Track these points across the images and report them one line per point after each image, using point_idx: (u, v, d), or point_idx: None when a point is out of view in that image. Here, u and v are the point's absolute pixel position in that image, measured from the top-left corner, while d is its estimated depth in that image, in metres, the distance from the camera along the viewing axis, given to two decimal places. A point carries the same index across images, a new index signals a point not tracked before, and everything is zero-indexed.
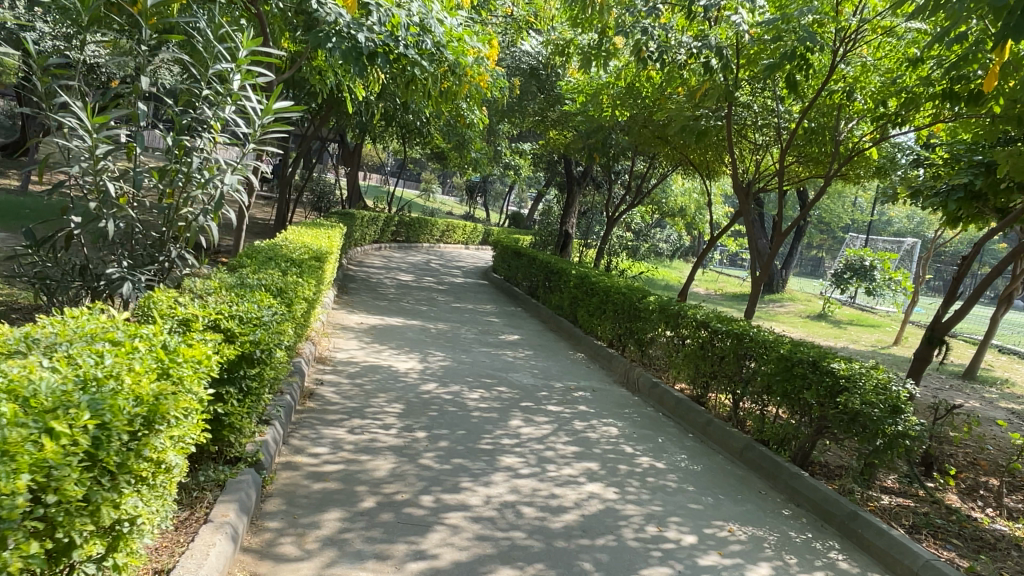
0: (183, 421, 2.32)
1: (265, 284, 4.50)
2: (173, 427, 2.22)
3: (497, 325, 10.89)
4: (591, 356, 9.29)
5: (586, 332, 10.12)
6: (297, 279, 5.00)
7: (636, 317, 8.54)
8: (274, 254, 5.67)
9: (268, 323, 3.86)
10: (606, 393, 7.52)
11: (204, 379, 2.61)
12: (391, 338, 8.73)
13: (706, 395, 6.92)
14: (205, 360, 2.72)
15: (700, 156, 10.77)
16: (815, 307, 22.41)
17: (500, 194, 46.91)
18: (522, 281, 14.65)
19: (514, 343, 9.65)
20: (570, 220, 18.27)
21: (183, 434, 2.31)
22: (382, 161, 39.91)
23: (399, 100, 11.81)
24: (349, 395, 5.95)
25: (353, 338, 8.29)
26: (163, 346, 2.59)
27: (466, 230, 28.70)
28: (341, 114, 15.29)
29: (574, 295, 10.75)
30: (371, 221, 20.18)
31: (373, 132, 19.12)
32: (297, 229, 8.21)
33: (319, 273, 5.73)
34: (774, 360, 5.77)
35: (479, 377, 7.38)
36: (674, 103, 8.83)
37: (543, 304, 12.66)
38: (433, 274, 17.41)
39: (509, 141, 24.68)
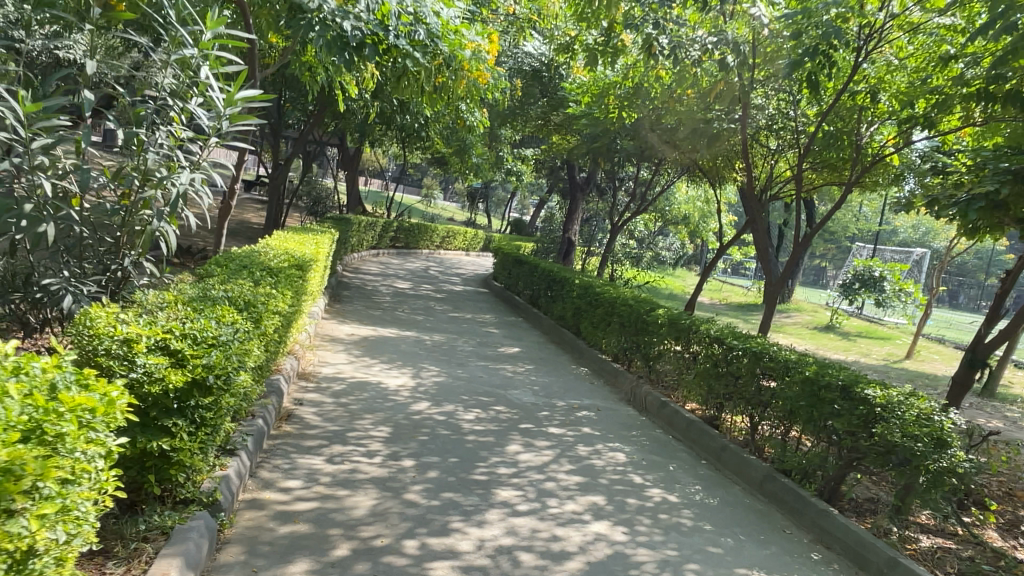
0: (59, 493, 1.87)
1: (232, 296, 4.00)
2: (36, 504, 1.79)
3: (495, 337, 10.37)
4: (594, 371, 8.76)
5: (590, 345, 9.60)
6: (271, 290, 4.51)
7: (644, 331, 8.01)
8: (250, 262, 5.18)
9: (227, 343, 3.35)
10: (611, 413, 7.00)
11: (104, 427, 2.13)
12: (383, 351, 8.22)
13: (720, 417, 6.39)
14: (114, 400, 2.23)
15: (709, 162, 10.29)
16: (823, 318, 21.86)
17: (501, 201, 46.46)
18: (523, 289, 14.14)
19: (514, 356, 9.14)
20: (573, 227, 17.79)
21: (58, 510, 1.87)
22: (383, 167, 39.49)
23: (395, 99, 11.35)
24: (332, 418, 5.43)
25: (341, 351, 7.77)
26: (50, 388, 2.08)
27: (466, 237, 28.23)
28: (337, 115, 14.86)
29: (577, 305, 10.22)
30: (368, 226, 19.71)
31: (372, 136, 18.70)
32: (283, 233, 7.73)
33: (299, 284, 5.25)
34: (798, 383, 5.26)
35: (475, 395, 6.86)
36: (685, 105, 8.34)
37: (544, 315, 12.14)
38: (431, 281, 16.91)
39: (511, 146, 24.25)
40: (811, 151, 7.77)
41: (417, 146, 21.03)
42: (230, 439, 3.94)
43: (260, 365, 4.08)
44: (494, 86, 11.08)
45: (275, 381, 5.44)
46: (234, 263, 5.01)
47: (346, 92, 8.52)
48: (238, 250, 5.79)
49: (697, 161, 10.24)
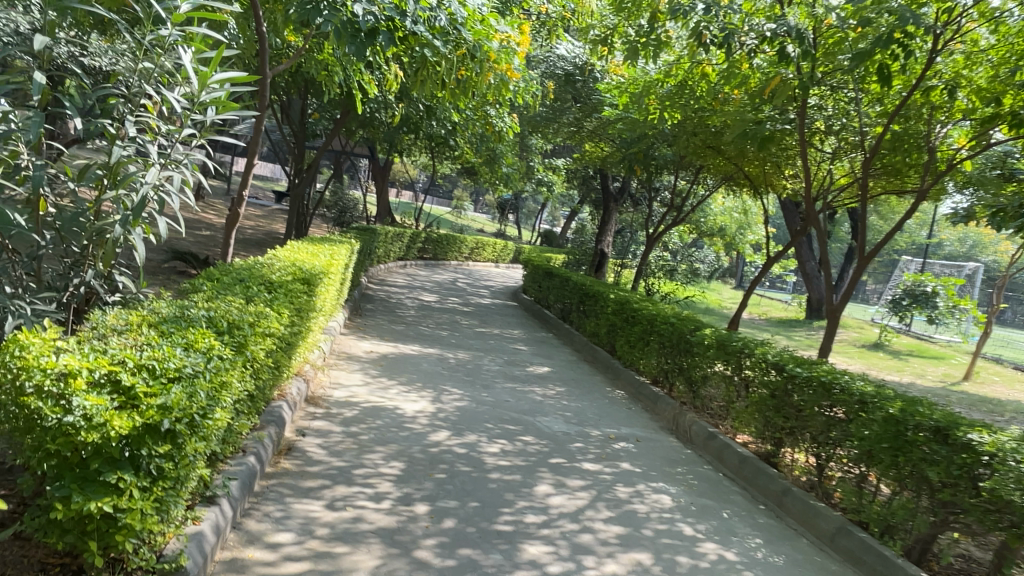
0: None
1: (216, 317, 3.43)
2: None
3: (524, 355, 9.67)
4: (632, 396, 8.03)
5: (626, 366, 8.87)
6: (266, 308, 3.94)
7: (686, 352, 7.27)
8: (248, 276, 4.63)
9: (193, 377, 2.76)
10: (653, 444, 6.29)
11: None
12: (402, 371, 7.60)
13: (779, 453, 5.64)
14: None
15: (757, 168, 9.55)
16: (869, 335, 20.75)
17: (531, 213, 45.95)
18: (554, 303, 13.48)
19: (544, 377, 8.45)
20: (606, 237, 17.13)
21: None
22: (413, 177, 39.28)
23: (422, 102, 10.86)
24: (338, 451, 4.81)
25: (357, 371, 7.18)
26: None
27: (495, 248, 27.68)
28: (363, 122, 14.47)
29: (612, 321, 9.50)
30: (396, 237, 19.25)
31: (401, 145, 18.30)
32: (297, 243, 7.21)
33: (303, 299, 4.68)
34: (878, 422, 4.54)
35: (500, 422, 6.21)
36: (732, 105, 7.65)
37: (576, 331, 11.44)
38: (458, 294, 16.34)
39: (542, 156, 23.67)
40: (876, 154, 6.98)
41: (445, 155, 20.61)
42: (210, 485, 3.33)
43: (246, 397, 3.49)
44: (523, 88, 10.53)
45: (276, 409, 4.86)
46: (228, 277, 4.46)
47: (366, 91, 8.02)
48: (240, 262, 5.25)
49: (741, 167, 9.52)
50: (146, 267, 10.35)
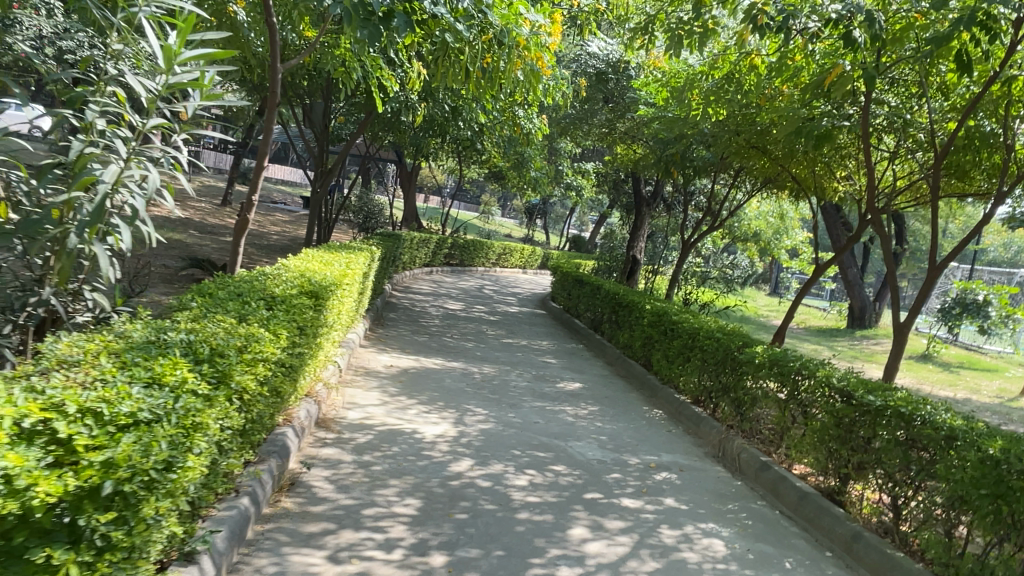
0: None
1: (197, 342, 2.93)
2: None
3: (554, 369, 9.09)
4: (671, 416, 7.39)
5: (664, 383, 8.23)
6: (261, 327, 3.46)
7: (733, 370, 6.64)
8: (246, 290, 4.15)
9: (153, 423, 2.26)
10: (699, 475, 5.67)
11: None
12: (423, 387, 7.08)
13: (844, 490, 5.00)
14: None
15: (805, 169, 8.86)
16: (916, 346, 19.66)
17: (560, 217, 45.36)
18: (584, 312, 12.87)
19: (576, 394, 7.86)
20: (638, 244, 16.49)
21: None
22: (440, 182, 38.98)
23: (447, 101, 10.41)
24: (347, 486, 4.29)
25: (374, 389, 6.68)
26: None
27: (523, 254, 27.16)
28: (388, 125, 14.10)
29: (648, 333, 8.89)
30: (422, 243, 18.82)
31: (427, 149, 17.89)
32: (312, 251, 6.77)
33: (309, 314, 4.19)
34: (972, 463, 3.91)
35: (528, 448, 5.64)
36: (786, 102, 7.06)
37: (609, 343, 10.81)
38: (484, 301, 15.83)
39: (571, 160, 23.10)
40: (948, 152, 6.29)
41: (472, 159, 20.18)
42: (188, 539, 2.80)
43: (232, 433, 3.00)
44: (553, 86, 10.03)
45: (280, 437, 4.37)
46: (223, 291, 3.98)
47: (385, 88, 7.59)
48: (242, 274, 4.78)
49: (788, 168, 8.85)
50: (162, 275, 10.01)
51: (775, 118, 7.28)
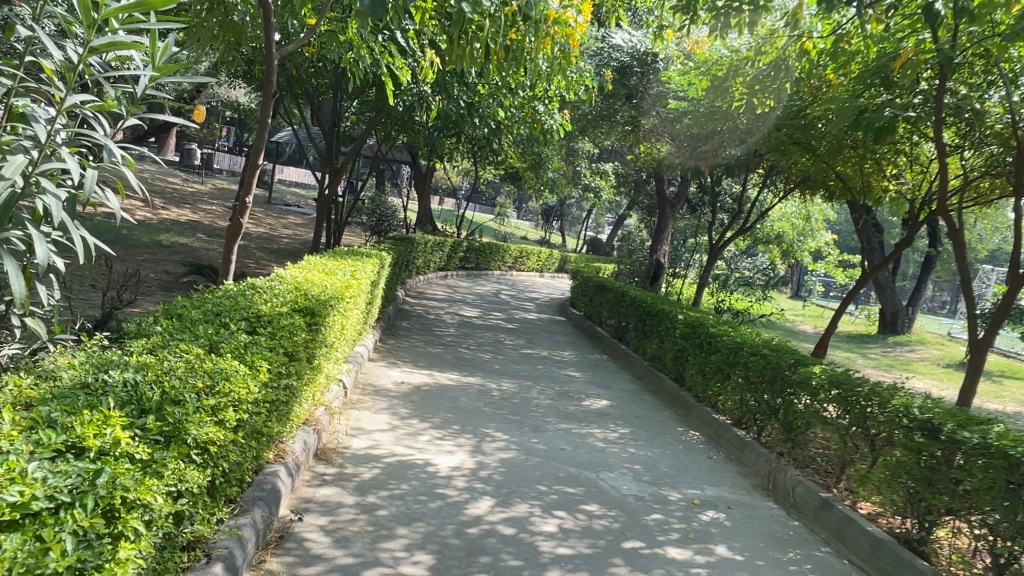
0: None
1: (145, 384, 2.29)
2: None
3: (578, 384, 8.40)
4: (711, 439, 6.68)
5: (700, 401, 7.51)
6: (236, 359, 2.82)
7: (782, 391, 5.94)
8: (227, 308, 3.52)
9: (52, 514, 1.62)
10: (750, 514, 4.98)
11: None
12: (437, 407, 6.44)
13: (927, 538, 4.28)
14: None
15: (853, 167, 8.11)
16: (954, 352, 18.58)
17: (576, 220, 44.59)
18: (608, 319, 12.16)
19: (603, 413, 7.18)
20: (661, 247, 15.78)
21: None
22: (456, 184, 38.34)
23: (462, 97, 9.80)
24: (346, 538, 3.64)
25: (383, 411, 6.04)
26: None
27: (540, 257, 26.51)
28: (402, 125, 13.54)
29: (680, 346, 8.19)
30: (436, 246, 18.19)
31: (441, 150, 17.27)
32: (316, 259, 6.16)
33: (300, 337, 3.56)
34: None
35: (556, 482, 4.97)
36: (842, 92, 6.41)
37: (635, 354, 10.10)
38: (501, 307, 15.17)
39: (590, 160, 22.40)
40: None
41: (488, 160, 19.56)
42: None
43: (192, 499, 2.34)
44: (576, 78, 9.39)
45: (270, 478, 3.74)
46: (195, 310, 3.35)
47: (396, 78, 7.06)
48: (229, 288, 4.16)
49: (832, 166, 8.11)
50: (162, 283, 9.47)
51: (827, 109, 6.62)
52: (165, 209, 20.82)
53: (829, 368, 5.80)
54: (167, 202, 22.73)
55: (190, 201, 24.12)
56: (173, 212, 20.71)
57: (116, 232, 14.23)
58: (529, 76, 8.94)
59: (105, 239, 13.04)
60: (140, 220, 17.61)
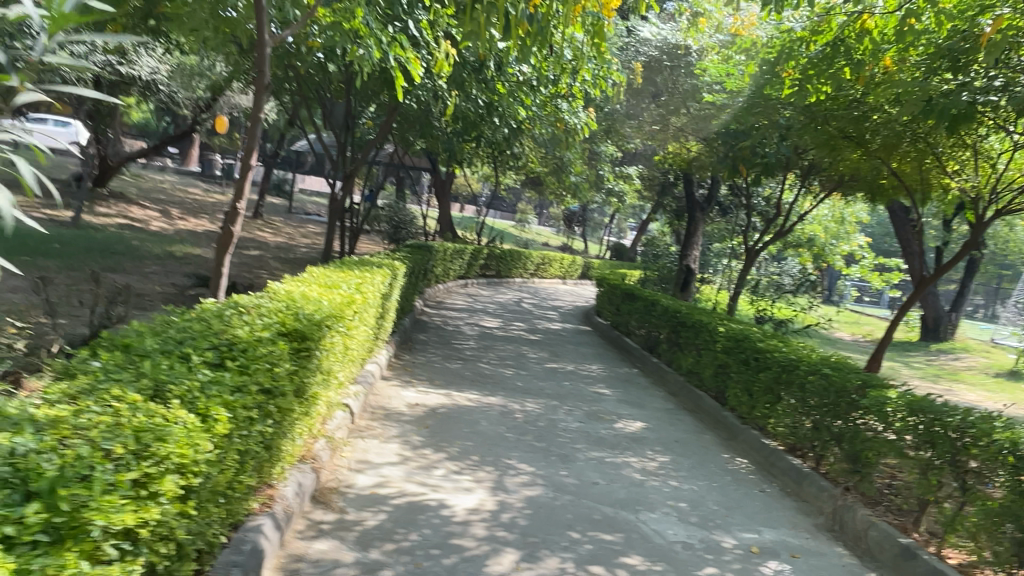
0: None
1: (38, 455, 1.68)
2: None
3: (609, 403, 7.71)
4: (761, 468, 5.96)
5: (747, 423, 6.78)
6: (186, 408, 2.21)
7: (848, 417, 5.22)
8: (193, 336, 2.92)
9: None
10: (819, 564, 4.25)
11: None
12: (454, 434, 5.80)
13: None
14: None
15: (911, 163, 7.37)
16: (1003, 361, 17.43)
17: (599, 226, 43.84)
18: (637, 330, 11.45)
19: (639, 438, 6.48)
20: (691, 251, 15.02)
21: None
22: (476, 191, 37.79)
23: (480, 96, 9.21)
24: None
25: (394, 440, 5.40)
26: None
27: (563, 264, 25.84)
28: (419, 128, 12.98)
29: (721, 362, 7.48)
30: (456, 253, 17.59)
31: (461, 155, 16.73)
32: (321, 271, 5.57)
33: (282, 370, 2.96)
34: None
35: (590, 527, 4.29)
36: (910, 77, 5.70)
37: (668, 368, 9.38)
38: (523, 317, 14.51)
39: (614, 164, 21.72)
40: None
41: (509, 165, 18.95)
42: None
43: None
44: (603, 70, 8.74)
45: (250, 535, 3.11)
46: (151, 339, 2.75)
47: (408, 73, 6.33)
48: (208, 306, 3.57)
49: (887, 163, 7.37)
50: (165, 297, 8.97)
51: (889, 96, 5.96)
52: (182, 220, 20.52)
53: (903, 391, 5.08)
54: (184, 212, 22.48)
55: (207, 211, 23.87)
56: (189, 222, 20.41)
57: (127, 244, 13.86)
58: (552, 68, 8.31)
59: (114, 250, 12.64)
60: (155, 231, 17.29)
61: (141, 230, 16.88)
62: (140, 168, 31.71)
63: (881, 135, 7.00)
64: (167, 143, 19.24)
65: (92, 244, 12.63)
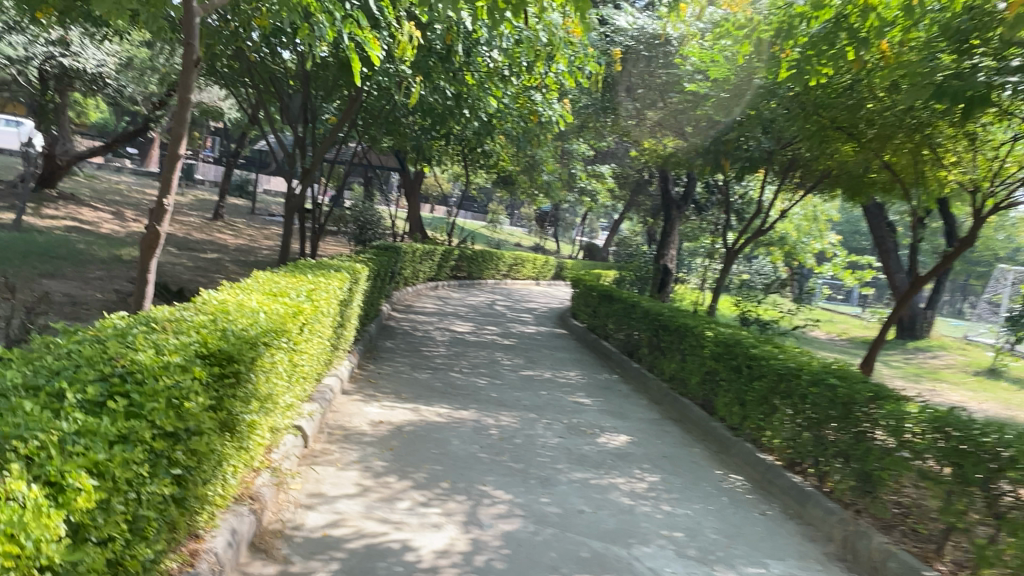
0: None
1: None
2: None
3: (589, 414, 7.16)
4: (759, 487, 5.46)
5: (739, 435, 6.27)
6: (29, 477, 1.59)
7: (858, 433, 4.74)
8: (76, 363, 2.28)
9: None
10: None
11: None
12: (421, 456, 5.19)
13: None
14: None
15: (906, 156, 7.00)
16: (980, 358, 17.34)
17: (571, 226, 43.43)
18: (615, 333, 10.95)
19: (625, 454, 5.94)
20: (668, 251, 14.59)
21: None
22: (446, 191, 37.11)
23: (448, 87, 8.63)
24: None
25: (352, 466, 4.76)
26: None
27: (536, 264, 25.34)
28: (384, 123, 12.32)
29: (709, 368, 6.98)
30: (425, 255, 16.95)
31: (429, 153, 16.10)
32: (268, 277, 4.92)
33: (194, 406, 2.34)
34: None
35: (578, 569, 3.72)
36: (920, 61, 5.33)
37: (650, 374, 8.87)
38: (495, 320, 13.93)
39: (587, 162, 21.25)
40: None
41: (479, 162, 18.33)
42: None
43: None
44: (580, 57, 8.18)
45: None
46: (13, 370, 2.11)
47: (365, 55, 5.64)
48: (113, 321, 2.91)
49: (881, 155, 6.99)
50: (104, 305, 8.21)
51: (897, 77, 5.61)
52: (136, 222, 19.53)
53: (921, 405, 4.61)
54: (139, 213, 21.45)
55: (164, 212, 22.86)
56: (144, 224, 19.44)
57: (71, 247, 12.97)
58: (525, 54, 7.74)
59: (56, 254, 11.75)
60: (106, 233, 16.34)
61: (90, 232, 15.92)
62: (94, 168, 30.41)
63: (878, 124, 6.64)
64: (118, 142, 18.24)
65: (31, 248, 11.73)
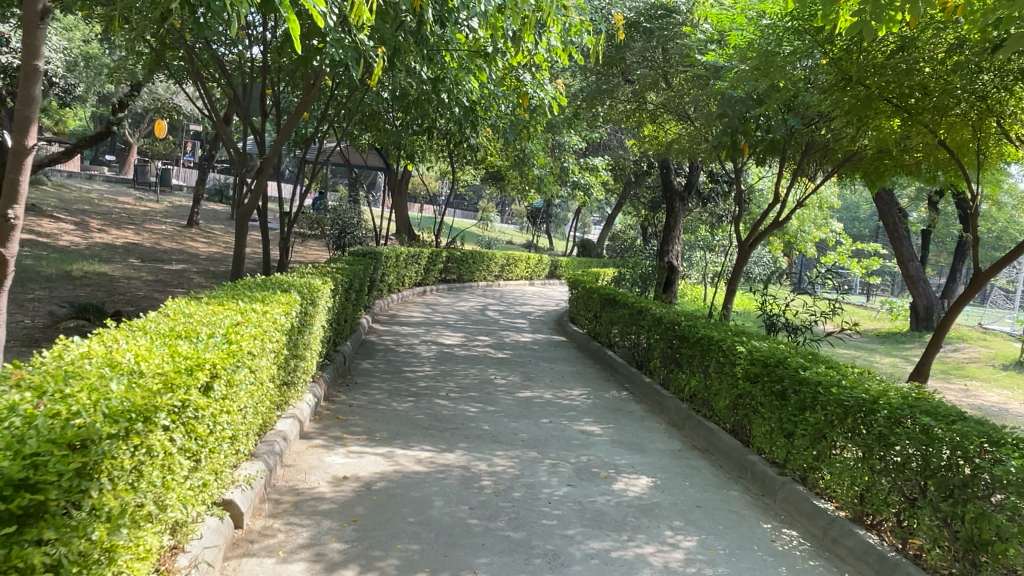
0: None
1: None
2: None
3: (601, 449, 5.98)
4: (822, 548, 4.32)
5: (787, 475, 5.12)
6: None
7: (962, 488, 3.64)
8: None
9: None
10: None
11: None
12: (391, 530, 4.00)
13: None
14: None
15: (967, 128, 5.96)
16: (1006, 350, 16.06)
17: (564, 222, 42.20)
18: (621, 340, 9.79)
19: (649, 507, 4.78)
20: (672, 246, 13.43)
21: None
22: (434, 189, 35.83)
23: (422, 68, 7.48)
24: None
25: (299, 556, 3.59)
26: None
27: (530, 263, 24.18)
28: (357, 116, 11.15)
29: (743, 392, 5.85)
30: (410, 258, 15.77)
31: (410, 150, 14.92)
32: (181, 311, 3.76)
33: None
34: None
35: None
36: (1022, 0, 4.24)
37: (666, 392, 7.70)
38: (487, 327, 12.78)
39: (579, 154, 20.13)
40: None
41: (465, 158, 17.10)
42: None
43: None
44: (574, 27, 7.03)
45: None
46: None
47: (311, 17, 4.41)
48: None
49: (936, 129, 5.95)
50: (28, 334, 7.03)
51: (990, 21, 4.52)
52: (102, 232, 18.23)
53: None
54: (107, 222, 20.20)
55: (136, 221, 21.63)
56: (110, 234, 18.21)
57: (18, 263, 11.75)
58: (511, 24, 6.60)
59: None
60: (64, 245, 15.11)
61: (47, 245, 14.69)
62: (66, 176, 29.03)
63: (937, 90, 5.64)
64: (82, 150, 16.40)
65: None
